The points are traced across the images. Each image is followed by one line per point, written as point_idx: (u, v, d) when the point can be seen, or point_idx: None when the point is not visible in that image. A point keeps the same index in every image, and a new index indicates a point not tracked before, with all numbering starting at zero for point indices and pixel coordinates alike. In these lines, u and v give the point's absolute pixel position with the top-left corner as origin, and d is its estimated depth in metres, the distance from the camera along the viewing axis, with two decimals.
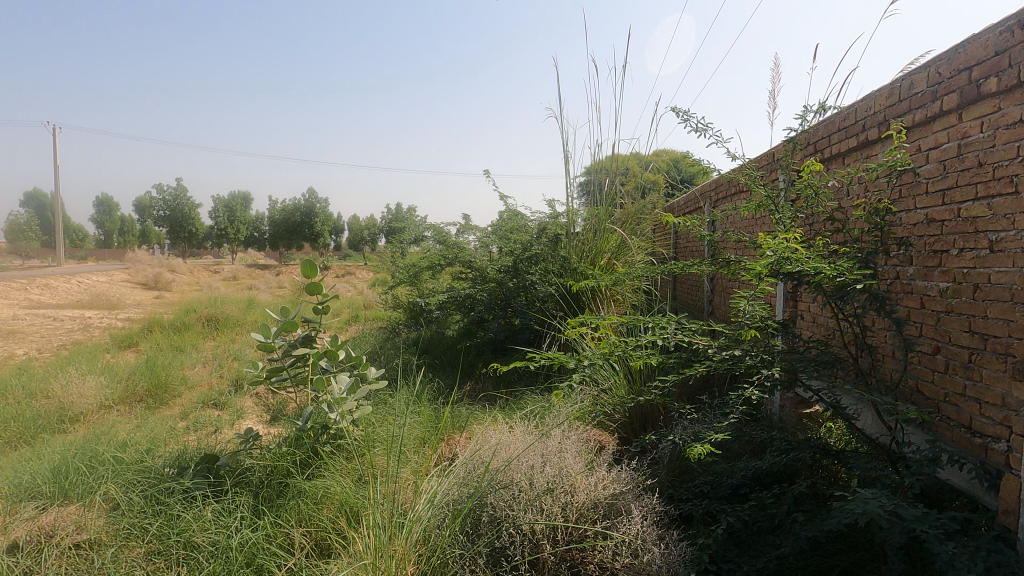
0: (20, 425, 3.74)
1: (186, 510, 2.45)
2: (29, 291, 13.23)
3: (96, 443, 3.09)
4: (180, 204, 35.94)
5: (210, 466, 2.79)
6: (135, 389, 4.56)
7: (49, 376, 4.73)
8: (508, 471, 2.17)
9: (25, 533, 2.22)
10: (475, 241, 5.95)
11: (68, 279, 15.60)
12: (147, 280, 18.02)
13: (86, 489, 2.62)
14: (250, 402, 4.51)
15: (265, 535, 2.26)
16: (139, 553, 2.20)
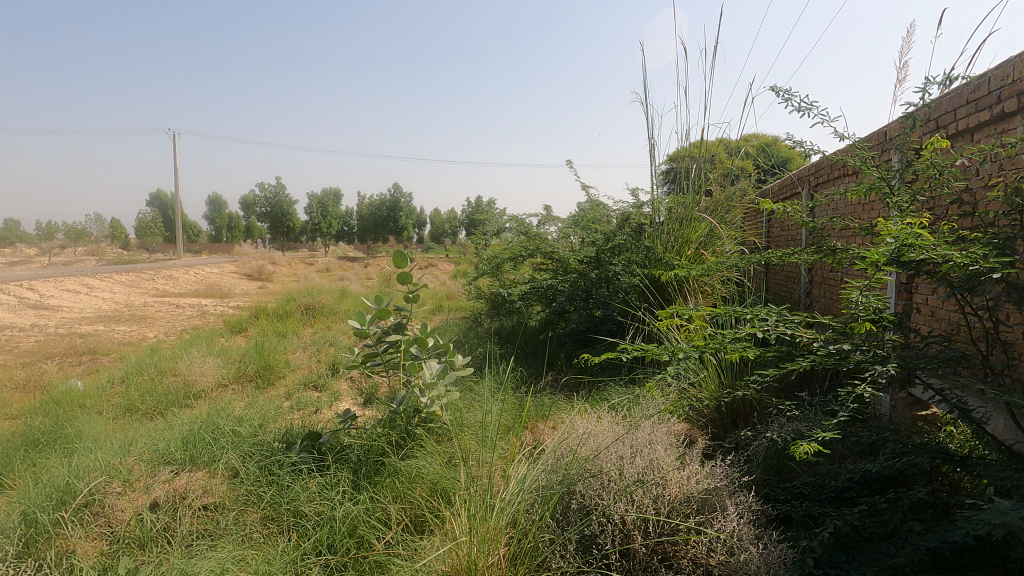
0: (154, 398, 4.22)
1: (295, 481, 2.66)
2: (156, 282, 14.82)
3: (217, 417, 3.42)
4: (279, 201, 38.75)
5: (314, 443, 3.01)
6: (247, 369, 4.99)
7: (175, 357, 5.29)
8: (598, 460, 2.16)
9: (164, 492, 2.51)
10: (556, 232, 5.98)
11: (188, 271, 17.37)
12: (253, 272, 19.61)
13: (210, 458, 2.92)
14: (345, 385, 4.80)
15: (365, 509, 2.41)
16: (256, 519, 2.44)
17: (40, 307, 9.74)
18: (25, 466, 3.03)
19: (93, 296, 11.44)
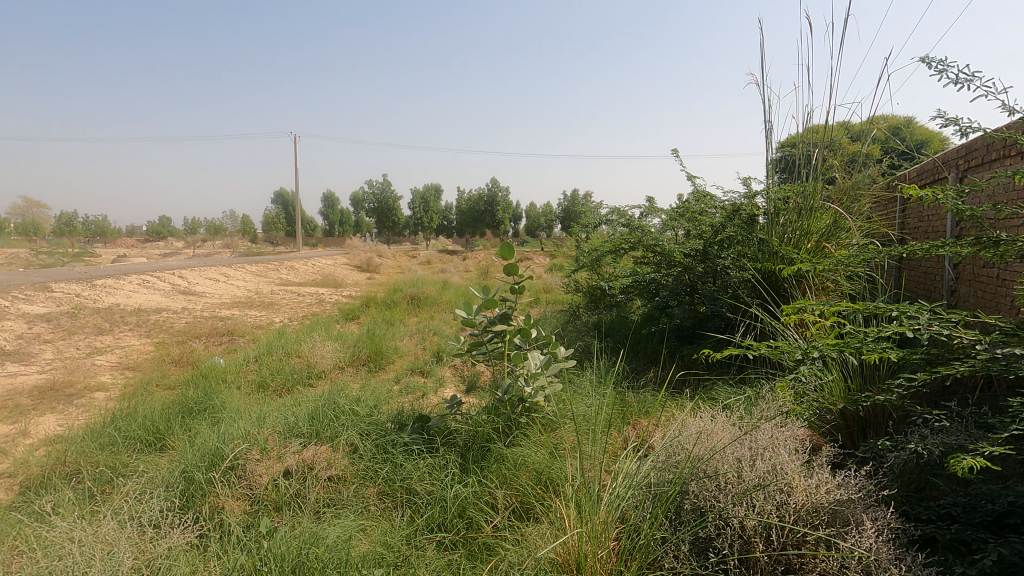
0: (282, 377, 4.65)
1: (407, 461, 2.81)
2: (281, 272, 16.30)
3: (337, 396, 3.69)
4: (385, 197, 41.01)
5: (424, 426, 3.15)
6: (360, 354, 5.35)
7: (299, 340, 5.78)
8: (713, 461, 2.07)
9: (294, 461, 2.76)
10: (660, 224, 5.78)
11: (306, 262, 18.92)
12: (362, 264, 20.95)
13: (332, 433, 3.16)
14: (449, 372, 4.99)
15: (473, 492, 2.49)
16: (373, 493, 2.61)
17: (188, 293, 11.09)
18: (182, 430, 3.46)
19: (230, 284, 12.82)
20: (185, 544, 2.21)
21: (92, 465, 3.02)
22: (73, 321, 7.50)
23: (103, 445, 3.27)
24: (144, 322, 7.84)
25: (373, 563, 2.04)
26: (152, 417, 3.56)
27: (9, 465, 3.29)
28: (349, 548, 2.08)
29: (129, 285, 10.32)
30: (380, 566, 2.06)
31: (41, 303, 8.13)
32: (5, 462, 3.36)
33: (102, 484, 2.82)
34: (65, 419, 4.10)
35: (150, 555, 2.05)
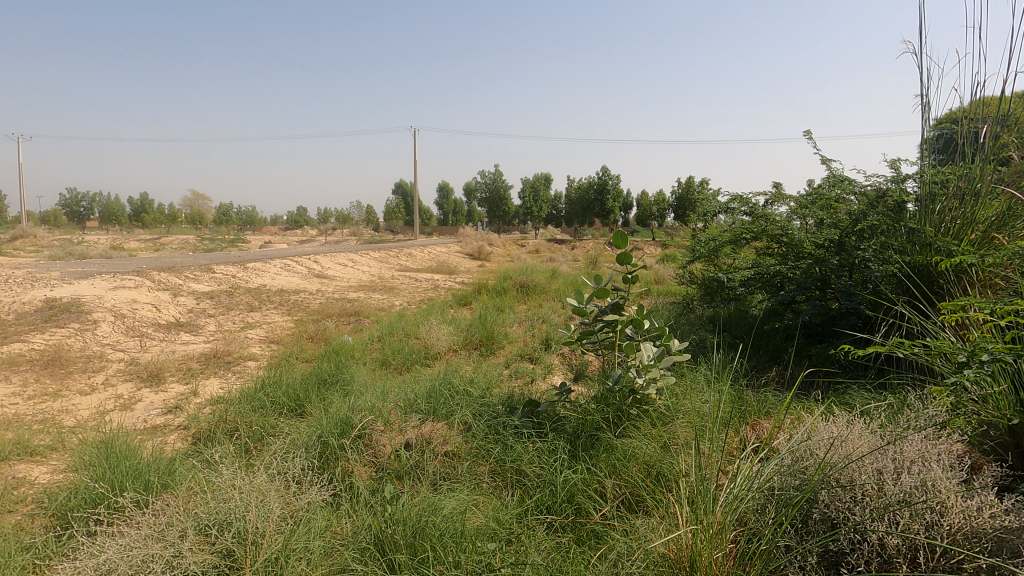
0: (402, 356, 4.98)
1: (517, 443, 2.90)
2: (400, 258, 17.36)
3: (451, 376, 3.88)
4: (497, 187, 41.96)
5: (534, 410, 3.21)
6: (473, 338, 5.56)
7: (417, 323, 6.14)
8: (848, 470, 1.90)
9: (414, 435, 2.95)
10: (787, 211, 5.35)
11: (423, 250, 19.97)
12: (474, 252, 21.69)
13: (447, 411, 3.33)
14: (557, 359, 5.03)
15: (582, 479, 2.50)
16: (485, 471, 2.73)
17: (322, 276, 12.20)
18: (318, 399, 3.84)
19: (356, 269, 13.90)
20: (321, 501, 2.47)
21: (247, 424, 3.46)
22: (230, 299, 8.59)
23: (255, 408, 3.73)
24: (286, 301, 8.76)
25: (486, 537, 2.14)
26: (293, 385, 3.99)
27: (184, 419, 3.87)
28: (464, 520, 2.20)
29: (273, 268, 11.58)
30: (493, 539, 2.15)
31: (206, 282, 9.39)
32: (181, 416, 3.95)
33: (255, 441, 3.22)
34: (225, 383, 4.73)
35: (294, 507, 2.32)
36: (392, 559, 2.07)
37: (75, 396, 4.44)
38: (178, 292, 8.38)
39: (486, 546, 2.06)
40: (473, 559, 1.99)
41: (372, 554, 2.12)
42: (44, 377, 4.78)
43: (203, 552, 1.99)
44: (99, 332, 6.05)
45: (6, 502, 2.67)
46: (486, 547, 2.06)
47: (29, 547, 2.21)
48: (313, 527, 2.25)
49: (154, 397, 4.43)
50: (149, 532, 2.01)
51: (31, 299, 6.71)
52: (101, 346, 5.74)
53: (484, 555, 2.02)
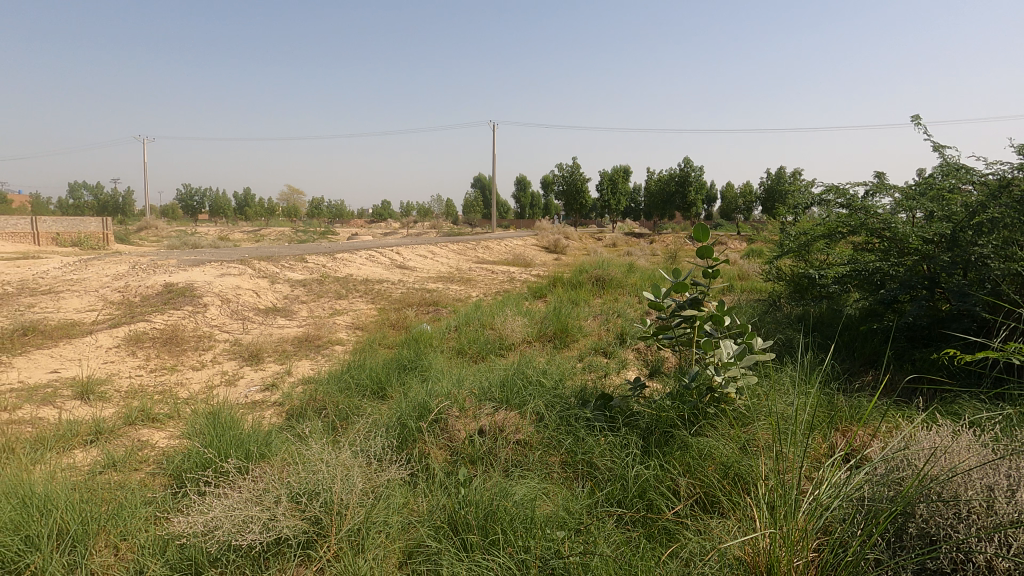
0: (478, 346, 5.10)
1: (588, 435, 2.90)
2: (477, 251, 17.69)
3: (525, 367, 3.92)
4: (574, 180, 41.60)
5: (606, 404, 3.19)
6: (547, 330, 5.58)
7: (493, 314, 6.26)
8: (951, 484, 1.75)
9: (488, 422, 3.03)
10: (891, 204, 4.93)
11: (500, 243, 20.22)
12: (550, 245, 21.68)
13: (520, 401, 3.39)
14: (632, 355, 4.95)
15: (655, 475, 2.46)
16: (556, 461, 2.76)
17: (403, 267, 12.71)
18: (399, 383, 4.03)
19: (435, 261, 14.34)
20: (399, 479, 2.60)
21: (334, 404, 3.70)
22: (320, 287, 9.16)
23: (341, 389, 3.97)
24: (370, 290, 9.22)
25: (556, 525, 2.17)
26: (376, 369, 4.21)
27: (279, 396, 4.20)
28: (534, 507, 2.24)
29: (359, 259, 12.20)
30: (562, 528, 2.18)
31: (299, 271, 10.07)
32: (277, 394, 4.29)
33: (341, 419, 3.44)
34: (315, 365, 5.07)
35: (375, 483, 2.46)
36: (464, 539, 2.15)
37: (188, 371, 4.93)
38: (275, 279, 9.05)
39: (555, 534, 2.09)
40: (542, 544, 2.02)
41: (446, 532, 2.22)
42: (163, 353, 5.35)
43: (295, 517, 2.17)
44: (208, 314, 6.67)
45: (133, 460, 3.03)
46: (555, 534, 2.08)
47: (151, 502, 2.50)
48: (391, 503, 2.38)
49: (254, 375, 4.84)
50: (249, 496, 2.21)
51: (153, 283, 7.51)
52: (210, 327, 6.33)
53: (553, 541, 2.05)
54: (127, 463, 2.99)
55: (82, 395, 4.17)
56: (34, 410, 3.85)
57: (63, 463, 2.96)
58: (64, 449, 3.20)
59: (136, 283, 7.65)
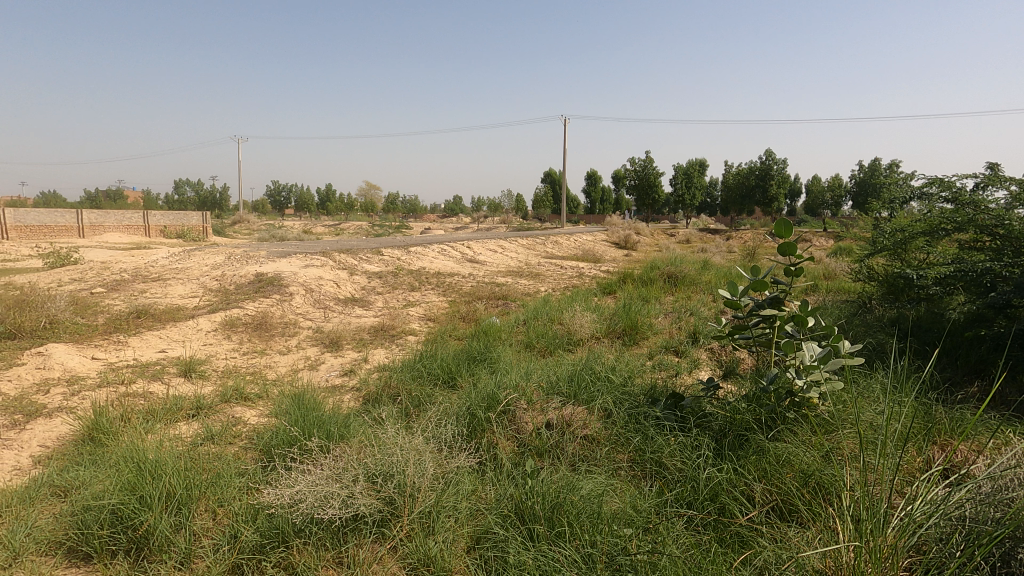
0: (546, 341, 5.12)
1: (658, 434, 2.84)
2: (546, 246, 17.68)
3: (593, 362, 3.89)
4: (647, 174, 40.57)
5: (677, 403, 3.11)
6: (616, 327, 5.51)
7: (561, 309, 6.25)
8: None
9: (555, 415, 3.05)
10: (1006, 198, 4.45)
11: (570, 238, 20.10)
12: (621, 241, 21.31)
13: (588, 396, 3.37)
14: (705, 354, 4.78)
15: (728, 479, 2.38)
16: (624, 459, 2.74)
17: (473, 261, 12.94)
18: (468, 373, 4.13)
19: (505, 256, 14.48)
20: (468, 467, 2.67)
21: (407, 391, 3.85)
22: (395, 279, 9.51)
23: (414, 378, 4.13)
24: (441, 283, 9.46)
25: (623, 522, 2.16)
26: (447, 360, 4.33)
27: (356, 382, 4.43)
28: (601, 502, 2.24)
29: (432, 253, 12.55)
30: (630, 525, 2.16)
31: (376, 263, 10.51)
32: (354, 379, 4.52)
33: (413, 406, 3.57)
34: (389, 354, 5.29)
35: (445, 468, 2.54)
36: (531, 529, 2.18)
37: (275, 355, 5.30)
38: (354, 271, 9.50)
39: (622, 530, 2.08)
40: (608, 540, 2.02)
41: (513, 521, 2.26)
42: (254, 337, 5.77)
43: (371, 496, 2.29)
44: (293, 302, 7.12)
45: (228, 434, 3.31)
46: (622, 531, 2.07)
47: (244, 473, 2.72)
48: (460, 489, 2.45)
49: (333, 360, 5.12)
50: (329, 473, 2.35)
51: (246, 273, 8.11)
52: (295, 315, 6.76)
53: (619, 538, 2.04)
54: (223, 437, 3.26)
55: (185, 372, 4.59)
56: (146, 385, 4.29)
57: (171, 433, 3.28)
58: (171, 421, 3.55)
59: (232, 273, 8.29)
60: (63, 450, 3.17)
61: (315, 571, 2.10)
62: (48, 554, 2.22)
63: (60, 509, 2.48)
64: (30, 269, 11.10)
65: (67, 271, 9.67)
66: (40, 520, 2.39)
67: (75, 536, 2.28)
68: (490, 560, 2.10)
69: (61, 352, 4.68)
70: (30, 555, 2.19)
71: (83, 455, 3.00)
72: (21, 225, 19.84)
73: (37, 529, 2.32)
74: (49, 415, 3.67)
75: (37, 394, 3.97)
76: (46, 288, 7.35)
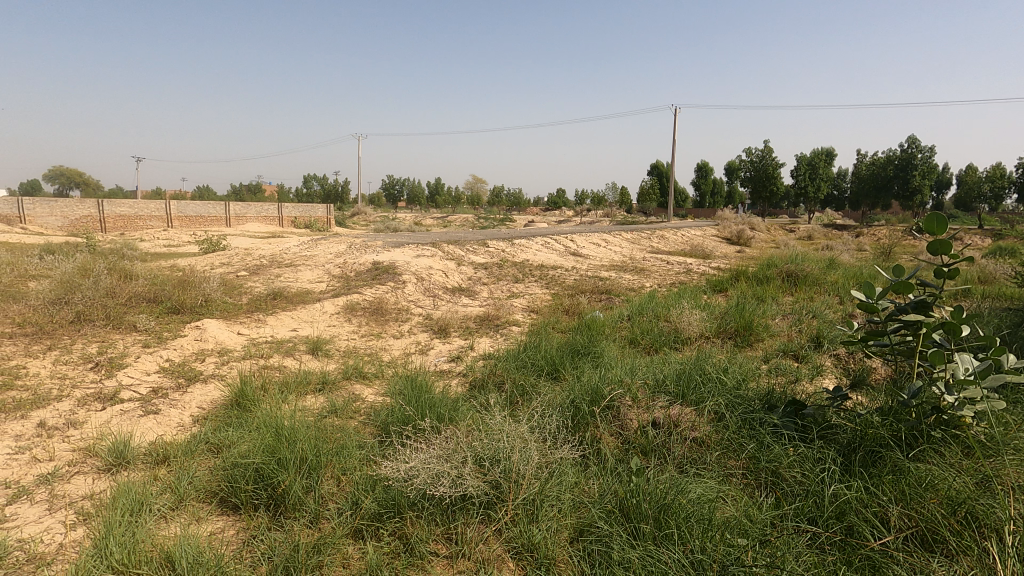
0: (651, 338, 4.99)
1: (775, 443, 2.67)
2: (652, 241, 17.14)
3: (704, 360, 3.72)
4: (765, 165, 37.83)
5: (798, 411, 2.89)
6: (727, 327, 5.23)
7: (668, 306, 6.04)
8: None
9: (662, 415, 2.96)
10: None
11: (677, 232, 19.33)
12: (733, 237, 20.10)
13: (697, 398, 3.24)
14: (829, 360, 4.39)
15: (859, 498, 2.18)
16: (736, 466, 2.61)
17: (576, 255, 12.87)
18: (572, 366, 4.13)
19: (608, 250, 14.24)
20: (572, 460, 2.68)
21: (512, 380, 3.94)
22: (499, 270, 9.73)
23: (518, 367, 4.21)
24: (544, 275, 9.52)
25: (736, 531, 2.06)
26: (551, 352, 4.36)
27: (462, 368, 4.61)
28: (712, 509, 2.15)
29: (535, 246, 12.66)
30: (743, 535, 2.05)
31: (481, 255, 10.81)
32: (461, 366, 4.70)
33: (518, 395, 3.65)
34: (494, 343, 5.43)
35: (549, 459, 2.58)
36: (637, 527, 2.15)
37: (390, 339, 5.66)
38: (461, 262, 9.85)
39: (736, 540, 1.98)
40: (721, 548, 1.93)
41: (617, 518, 2.24)
42: (371, 321, 6.20)
43: (479, 479, 2.38)
44: (406, 290, 7.54)
45: (349, 409, 3.59)
46: (736, 541, 1.97)
47: (363, 446, 2.95)
48: (564, 481, 2.47)
49: (442, 346, 5.36)
50: (440, 453, 2.47)
51: (365, 261, 8.72)
52: (407, 302, 7.16)
53: (733, 547, 1.95)
54: (345, 411, 3.55)
55: (313, 350, 5.05)
56: (280, 359, 4.78)
57: (301, 405, 3.63)
58: (301, 393, 3.92)
59: (352, 261, 8.94)
60: (216, 412, 3.63)
61: (427, 543, 2.23)
62: (206, 501, 2.56)
63: (214, 463, 2.85)
64: (190, 254, 12.73)
65: (217, 256, 10.98)
66: (199, 472, 2.76)
67: (226, 488, 2.60)
68: (594, 554, 2.10)
69: (214, 327, 5.34)
70: (192, 500, 2.54)
71: (232, 419, 3.41)
72: (182, 215, 22.81)
73: (198, 478, 2.68)
74: (205, 380, 4.22)
75: (196, 362, 4.58)
76: (202, 271, 8.41)
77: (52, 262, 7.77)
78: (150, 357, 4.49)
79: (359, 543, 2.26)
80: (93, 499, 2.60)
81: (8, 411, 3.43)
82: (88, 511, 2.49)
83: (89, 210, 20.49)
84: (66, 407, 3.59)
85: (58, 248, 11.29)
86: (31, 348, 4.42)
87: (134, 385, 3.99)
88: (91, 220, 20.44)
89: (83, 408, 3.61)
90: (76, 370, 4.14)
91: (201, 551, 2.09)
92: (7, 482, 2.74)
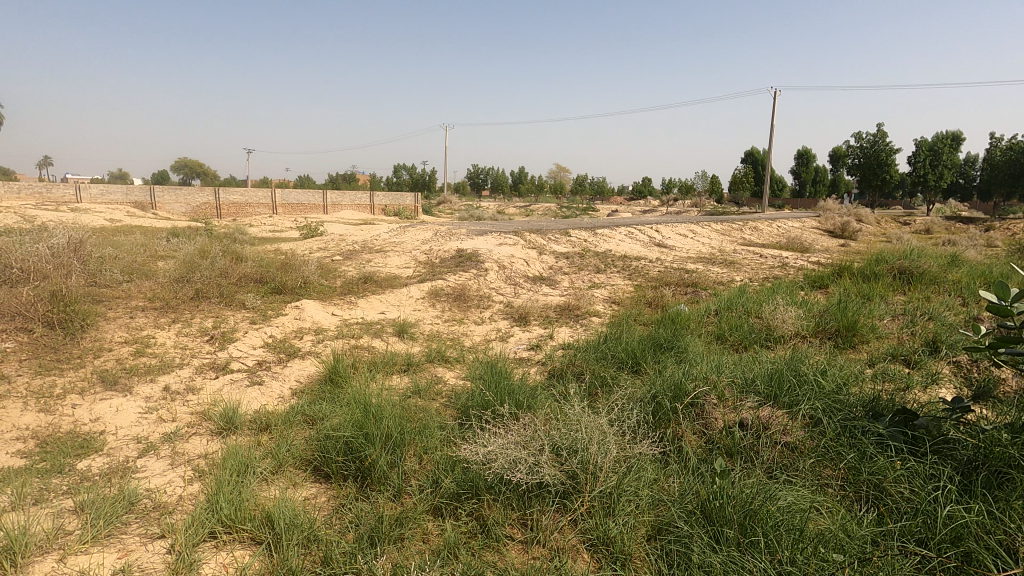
0: (740, 335, 4.74)
1: (879, 455, 2.45)
2: (744, 232, 16.25)
3: (800, 360, 3.46)
4: (877, 150, 34.55)
5: (907, 421, 2.64)
6: (827, 326, 4.85)
7: (760, 301, 5.70)
8: None
9: (750, 415, 2.81)
10: None
11: (773, 224, 18.17)
12: (838, 229, 18.57)
13: (791, 400, 3.03)
14: (947, 368, 3.95)
15: (980, 522, 1.94)
16: (833, 478, 2.43)
17: (661, 246, 12.49)
18: (654, 360, 4.02)
19: (696, 241, 13.66)
20: (652, 456, 2.61)
21: (592, 371, 3.91)
22: (581, 260, 9.65)
23: (599, 358, 4.16)
24: (627, 266, 9.30)
25: (832, 546, 1.91)
26: (632, 344, 4.26)
27: (541, 357, 4.63)
28: (804, 519, 2.02)
29: (618, 236, 12.40)
30: (840, 551, 1.90)
31: (563, 244, 10.75)
32: (540, 354, 4.72)
33: (597, 386, 3.62)
34: (574, 333, 5.39)
35: (627, 453, 2.53)
36: (720, 531, 2.06)
37: (471, 325, 5.79)
38: (543, 250, 9.86)
39: (831, 555, 1.85)
40: (814, 562, 1.81)
41: (698, 519, 2.15)
42: (454, 307, 6.38)
43: (555, 467, 2.38)
44: (488, 277, 7.66)
45: (432, 391, 3.72)
46: (831, 556, 1.84)
47: (444, 427, 3.04)
48: (643, 477, 2.42)
49: (522, 334, 5.41)
50: (519, 439, 2.49)
51: (449, 249, 8.97)
52: (489, 289, 7.28)
53: (827, 563, 1.82)
54: (428, 393, 3.68)
55: (399, 333, 5.28)
56: (369, 340, 5.04)
57: (388, 384, 3.82)
58: (388, 373, 4.12)
59: (438, 248, 9.24)
60: (312, 386, 3.90)
61: (503, 527, 2.28)
62: (302, 468, 2.76)
63: (309, 434, 3.06)
64: (292, 239, 13.72)
65: (316, 241, 11.72)
66: (297, 441, 2.98)
67: (319, 458, 2.79)
68: (672, 554, 2.04)
69: (312, 307, 5.73)
70: (290, 466, 2.75)
71: (326, 393, 3.65)
72: (287, 203, 24.63)
73: (294, 447, 2.90)
74: (302, 356, 4.54)
75: (295, 339, 4.94)
76: (302, 254, 9.04)
77: (178, 244, 8.69)
78: (256, 333, 4.90)
79: (439, 520, 2.35)
80: (207, 458, 2.89)
81: (140, 374, 3.88)
82: (202, 469, 2.76)
83: (208, 199, 22.60)
84: (186, 374, 4.01)
85: (182, 232, 12.57)
86: (159, 320, 4.97)
87: (242, 357, 4.38)
88: (210, 207, 22.59)
89: (200, 376, 4.01)
90: (195, 341, 4.61)
91: (297, 514, 2.26)
92: (138, 437, 3.11)
